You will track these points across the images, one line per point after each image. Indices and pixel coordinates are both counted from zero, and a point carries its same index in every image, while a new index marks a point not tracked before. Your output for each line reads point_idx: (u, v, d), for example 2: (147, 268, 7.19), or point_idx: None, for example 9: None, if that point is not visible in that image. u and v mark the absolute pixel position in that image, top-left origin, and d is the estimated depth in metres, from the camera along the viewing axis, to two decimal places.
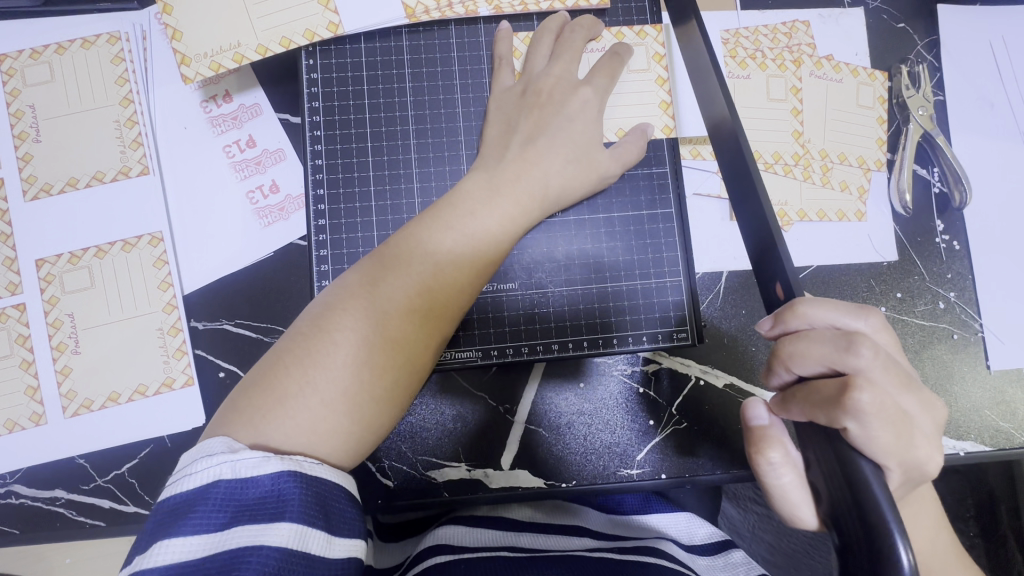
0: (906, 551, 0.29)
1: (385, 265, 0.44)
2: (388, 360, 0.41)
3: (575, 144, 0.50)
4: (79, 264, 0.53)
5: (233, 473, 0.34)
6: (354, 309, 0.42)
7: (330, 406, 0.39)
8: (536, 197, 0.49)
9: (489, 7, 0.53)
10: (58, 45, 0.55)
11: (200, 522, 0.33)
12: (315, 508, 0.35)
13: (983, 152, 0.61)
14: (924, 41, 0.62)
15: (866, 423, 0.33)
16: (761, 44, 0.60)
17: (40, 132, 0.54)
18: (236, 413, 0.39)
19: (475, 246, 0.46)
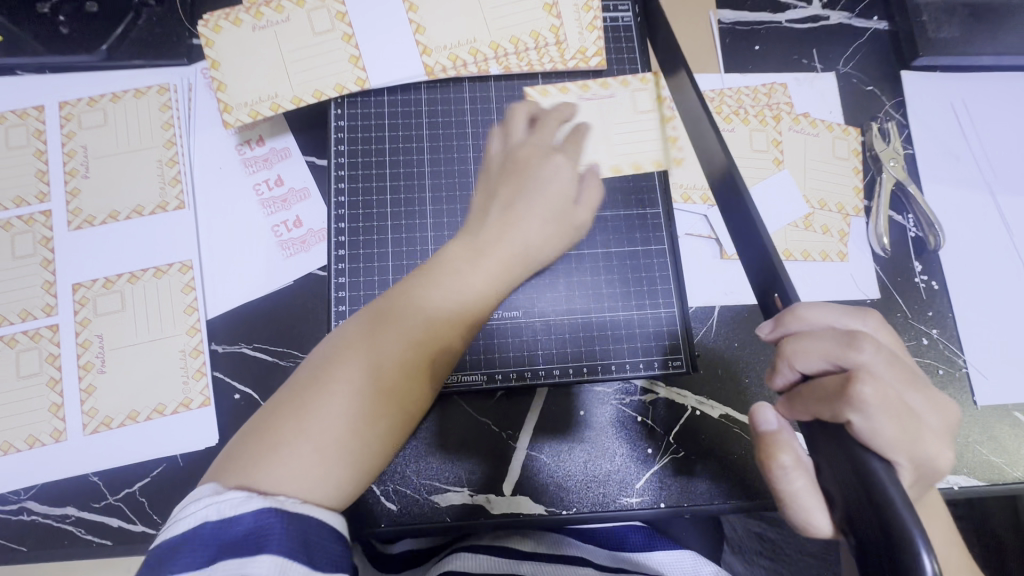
0: (930, 558, 0.25)
1: (381, 316, 0.44)
2: (382, 411, 0.41)
3: (556, 199, 0.50)
4: (112, 288, 0.57)
5: (216, 512, 0.34)
6: (350, 359, 0.41)
7: (323, 458, 0.38)
8: (528, 251, 0.49)
9: (499, 67, 0.59)
10: (114, 95, 0.61)
11: (186, 564, 0.33)
12: (297, 541, 0.34)
13: (953, 199, 0.66)
14: (892, 102, 0.69)
15: (873, 418, 0.30)
16: (744, 98, 0.66)
17: (89, 169, 0.59)
18: (227, 470, 0.37)
19: (473, 297, 0.46)
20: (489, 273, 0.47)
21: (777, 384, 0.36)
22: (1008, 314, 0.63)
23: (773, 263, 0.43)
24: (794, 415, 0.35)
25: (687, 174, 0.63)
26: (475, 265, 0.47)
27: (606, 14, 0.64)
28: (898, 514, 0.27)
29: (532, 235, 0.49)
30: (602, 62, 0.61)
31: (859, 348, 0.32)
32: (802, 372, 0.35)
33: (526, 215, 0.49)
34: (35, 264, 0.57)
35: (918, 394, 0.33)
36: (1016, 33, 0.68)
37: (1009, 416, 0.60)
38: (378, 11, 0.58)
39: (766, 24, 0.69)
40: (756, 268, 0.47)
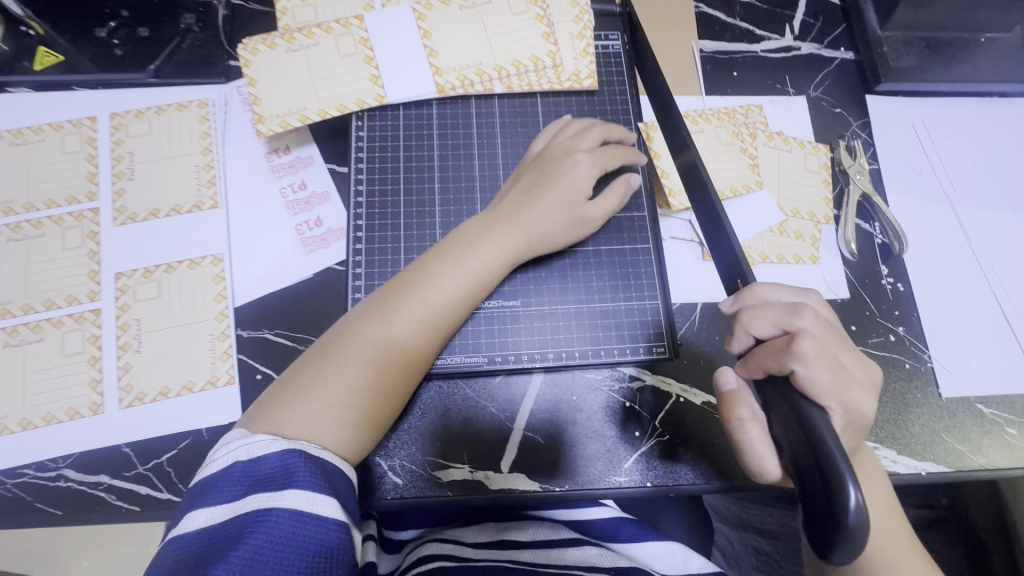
0: (856, 493, 0.32)
1: (391, 294, 0.54)
2: (391, 366, 0.51)
3: (551, 196, 0.58)
4: (151, 278, 0.63)
5: (248, 454, 0.43)
6: (369, 326, 0.52)
7: (340, 403, 0.48)
8: (519, 240, 0.58)
9: (503, 87, 0.67)
10: (158, 107, 0.69)
11: (221, 494, 0.41)
12: (318, 480, 0.43)
13: (916, 210, 0.72)
14: (858, 122, 0.76)
15: (810, 366, 0.38)
16: (719, 129, 0.72)
17: (134, 172, 0.66)
18: (270, 404, 0.48)
19: (467, 281, 0.55)
20: (479, 261, 0.56)
21: (733, 348, 0.42)
22: (970, 314, 0.68)
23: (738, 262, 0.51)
24: (748, 374, 0.41)
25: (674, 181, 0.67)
26: (468, 253, 0.56)
27: (598, 42, 0.71)
28: (835, 462, 0.33)
29: (520, 229, 0.58)
30: (594, 84, 0.68)
31: (801, 316, 0.40)
32: (755, 336, 0.41)
33: (514, 215, 0.58)
34: (82, 255, 0.63)
35: (846, 356, 0.41)
36: (968, 64, 0.76)
37: (973, 408, 0.65)
38: (396, 36, 0.66)
39: (743, 53, 0.77)
40: (725, 263, 0.55)
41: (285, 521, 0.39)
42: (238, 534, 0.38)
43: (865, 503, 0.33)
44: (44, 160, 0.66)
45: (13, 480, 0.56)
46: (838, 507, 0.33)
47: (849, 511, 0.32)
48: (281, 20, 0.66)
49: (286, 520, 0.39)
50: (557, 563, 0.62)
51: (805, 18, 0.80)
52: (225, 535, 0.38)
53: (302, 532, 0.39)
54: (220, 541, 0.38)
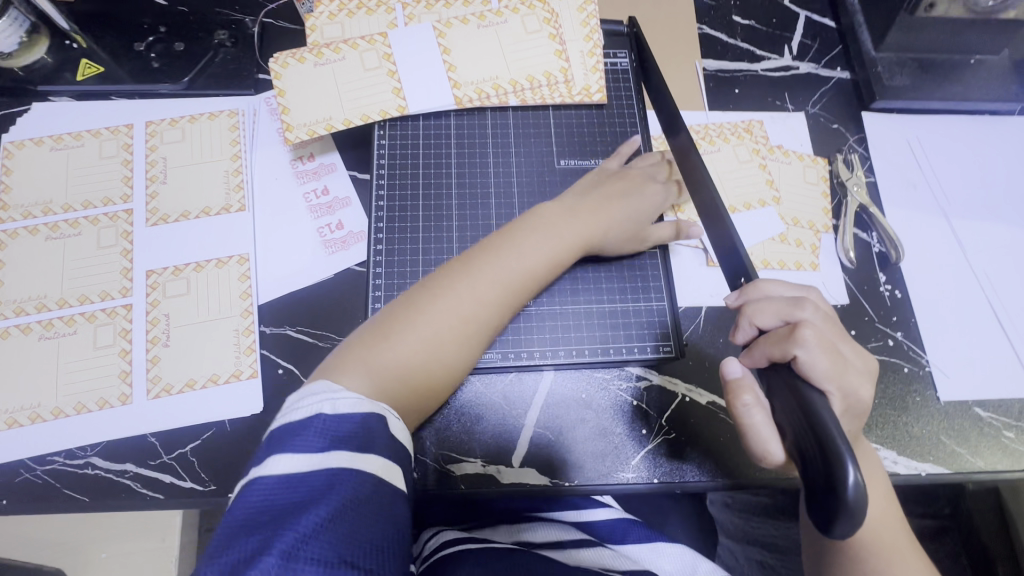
0: (855, 471, 0.35)
1: (457, 272, 0.57)
2: (456, 342, 0.54)
3: (625, 208, 0.64)
4: (180, 275, 0.66)
5: (332, 409, 0.43)
6: (435, 302, 0.54)
7: (405, 370, 0.52)
8: (583, 239, 0.62)
9: (517, 100, 0.71)
10: (191, 116, 0.73)
11: (304, 444, 0.41)
12: (359, 441, 0.43)
13: (912, 220, 0.75)
14: (855, 137, 0.79)
15: (811, 352, 0.41)
16: (739, 147, 0.76)
17: (167, 176, 0.70)
18: (342, 357, 0.51)
19: (528, 270, 0.58)
20: (537, 251, 0.59)
21: (739, 339, 0.45)
22: (965, 320, 0.71)
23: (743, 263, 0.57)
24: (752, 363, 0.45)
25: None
26: (524, 242, 0.59)
27: (607, 59, 0.76)
28: (836, 443, 0.36)
29: (582, 230, 0.62)
30: (603, 98, 0.72)
31: (803, 308, 0.44)
32: (759, 328, 0.45)
33: (583, 214, 0.62)
34: (115, 254, 0.66)
35: (845, 346, 0.44)
36: (959, 84, 0.80)
37: (971, 411, 0.67)
38: (417, 51, 0.70)
39: (745, 71, 0.81)
40: (730, 264, 0.61)
41: (366, 485, 0.41)
42: (323, 488, 0.39)
43: (863, 480, 0.35)
44: (82, 164, 0.70)
45: (42, 467, 0.59)
46: (837, 483, 0.35)
47: (848, 486, 0.34)
48: (311, 37, 0.71)
49: (365, 484, 0.41)
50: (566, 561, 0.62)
51: (803, 39, 0.84)
52: (307, 485, 0.39)
53: (376, 495, 0.41)
54: (304, 491, 0.38)
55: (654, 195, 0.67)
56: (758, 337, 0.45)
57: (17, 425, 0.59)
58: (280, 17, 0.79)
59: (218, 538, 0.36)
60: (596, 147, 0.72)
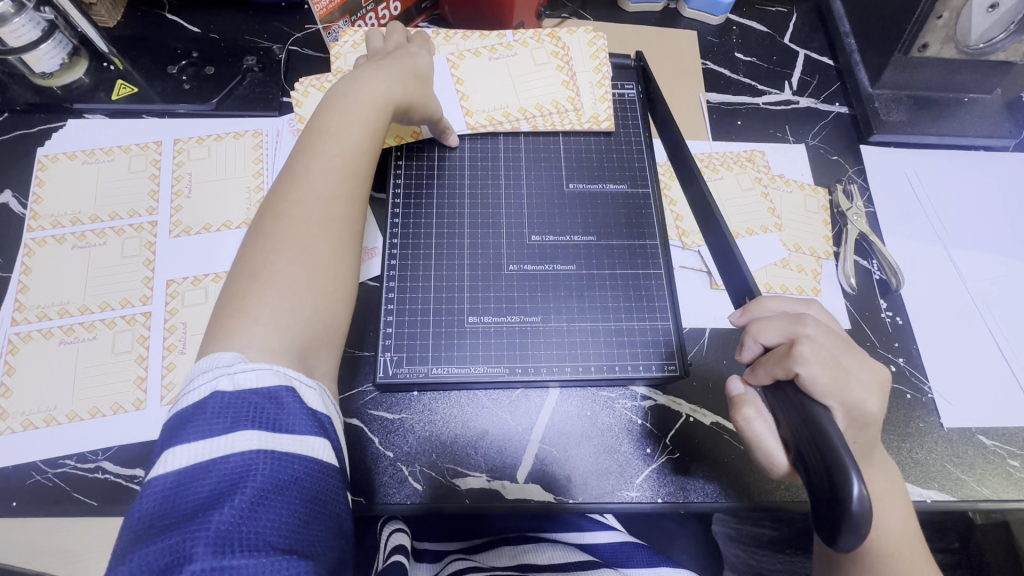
0: (859, 486, 0.35)
1: (288, 181, 0.54)
2: (327, 236, 0.53)
3: (387, 73, 0.63)
4: (199, 285, 0.68)
5: (232, 385, 0.43)
6: (281, 213, 0.53)
7: (297, 290, 0.50)
8: (386, 98, 0.61)
9: (528, 125, 0.74)
10: (217, 135, 0.76)
11: (203, 429, 0.41)
12: (262, 417, 0.42)
13: (911, 250, 0.77)
14: (854, 168, 0.82)
15: (811, 368, 0.41)
16: (741, 175, 0.79)
17: (191, 190, 0.73)
18: (215, 330, 0.48)
19: (355, 148, 0.58)
20: (355, 129, 0.58)
21: (744, 357, 0.46)
22: (967, 348, 0.72)
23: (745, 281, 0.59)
24: (757, 380, 0.46)
25: (688, 222, 0.75)
26: (341, 128, 0.58)
27: (615, 90, 0.79)
28: (841, 459, 0.36)
29: (378, 89, 0.61)
30: (612, 126, 0.75)
31: (804, 324, 0.44)
32: (763, 345, 0.46)
33: (357, 94, 0.60)
34: (138, 263, 0.68)
35: (851, 359, 0.43)
36: (953, 120, 0.83)
37: (975, 439, 0.67)
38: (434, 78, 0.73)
39: (747, 105, 0.85)
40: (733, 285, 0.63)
41: (286, 462, 0.41)
42: (237, 475, 0.39)
43: (868, 494, 0.35)
44: (111, 177, 0.73)
45: (54, 470, 0.59)
46: (842, 496, 0.36)
47: (854, 502, 0.35)
48: (336, 65, 0.75)
49: (284, 462, 0.41)
50: None
51: (802, 76, 0.88)
52: (217, 474, 0.39)
53: (299, 472, 0.41)
54: (215, 482, 0.38)
55: (423, 58, 0.70)
56: (762, 355, 0.46)
57: (32, 427, 0.60)
58: (306, 46, 0.84)
59: (128, 538, 0.36)
60: (605, 172, 0.75)
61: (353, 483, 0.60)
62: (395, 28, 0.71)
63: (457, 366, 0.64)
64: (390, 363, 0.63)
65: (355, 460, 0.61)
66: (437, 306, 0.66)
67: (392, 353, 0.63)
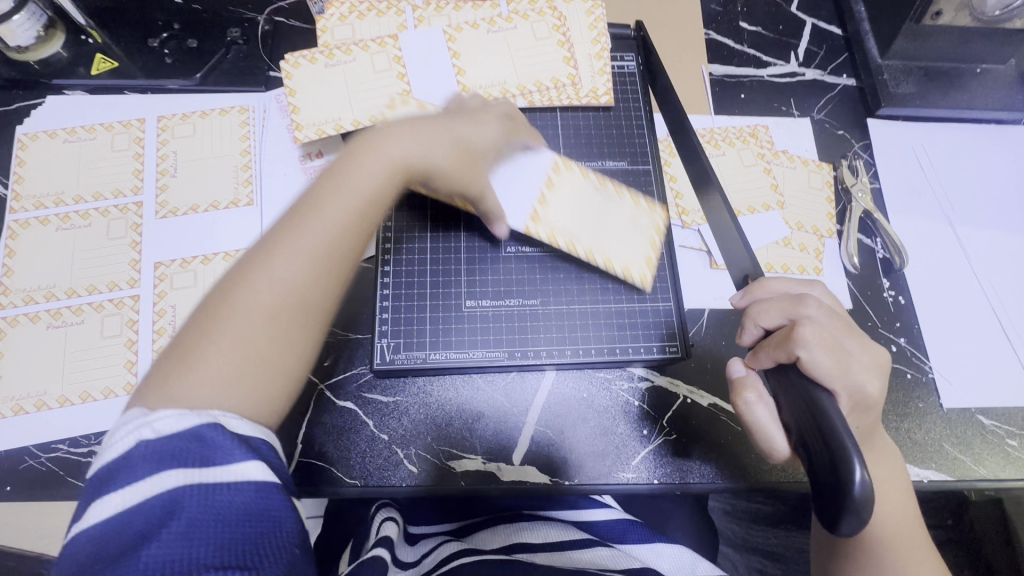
0: (860, 470, 0.35)
1: (283, 228, 0.49)
2: (277, 320, 0.46)
3: (425, 136, 0.57)
4: (187, 268, 0.66)
5: (153, 432, 0.40)
6: (257, 264, 0.47)
7: (234, 371, 0.44)
8: (415, 164, 0.55)
9: (525, 101, 0.71)
10: (202, 112, 0.74)
11: (127, 475, 0.38)
12: (188, 453, 0.39)
13: (916, 228, 0.75)
14: (860, 143, 0.80)
15: (814, 352, 0.40)
16: (743, 151, 0.76)
17: (177, 170, 0.71)
18: (157, 377, 0.43)
19: (359, 205, 0.51)
20: (363, 185, 0.52)
21: (744, 340, 0.45)
22: (970, 328, 0.71)
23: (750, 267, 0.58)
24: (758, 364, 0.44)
25: (688, 201, 0.73)
26: (352, 176, 0.52)
27: (614, 63, 0.76)
28: (843, 445, 0.36)
29: (410, 150, 0.55)
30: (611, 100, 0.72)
31: (806, 305, 0.43)
32: (764, 328, 0.45)
33: (386, 147, 0.54)
34: (125, 245, 0.67)
35: (850, 341, 0.42)
36: (965, 93, 0.80)
37: (974, 419, 0.67)
38: (506, 163, 0.64)
39: (750, 77, 0.82)
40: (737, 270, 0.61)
41: (219, 494, 0.39)
42: (164, 516, 0.37)
43: (870, 479, 0.35)
44: (94, 156, 0.71)
45: (46, 454, 0.59)
46: (844, 482, 0.35)
47: (856, 487, 0.34)
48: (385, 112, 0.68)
49: (216, 494, 0.39)
50: (565, 564, 0.62)
51: (809, 46, 0.85)
52: (144, 517, 0.37)
53: (238, 500, 0.39)
54: (143, 524, 0.36)
55: (487, 130, 0.60)
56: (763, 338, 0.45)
57: (23, 412, 0.60)
58: (292, 17, 0.80)
59: None
60: (603, 149, 0.72)
61: (349, 466, 0.60)
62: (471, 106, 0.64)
63: (456, 351, 0.63)
64: (388, 349, 0.62)
65: (352, 443, 0.61)
66: (432, 289, 0.65)
67: (389, 339, 0.62)
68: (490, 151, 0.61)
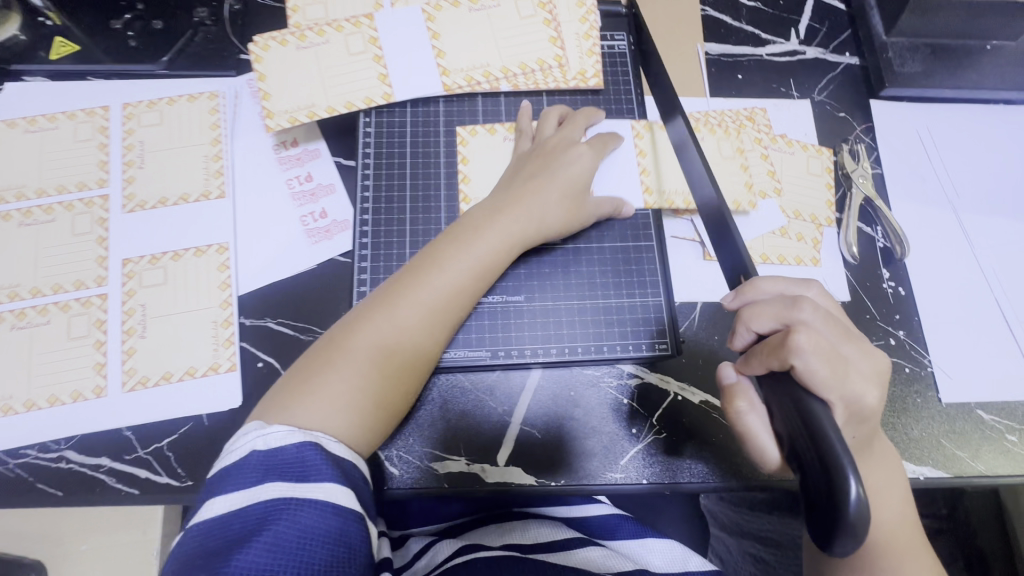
0: (855, 483, 0.33)
1: (405, 279, 0.56)
2: (388, 363, 0.54)
3: (541, 195, 0.60)
4: (157, 264, 0.64)
5: (265, 445, 0.46)
6: (380, 310, 0.55)
7: (345, 403, 0.51)
8: (526, 230, 0.59)
9: (509, 85, 0.67)
10: (170, 98, 0.70)
11: (238, 481, 0.45)
12: (289, 470, 0.45)
13: (918, 216, 0.72)
14: (862, 126, 0.76)
15: (808, 359, 0.38)
16: (737, 136, 0.72)
17: (144, 161, 0.67)
18: (289, 387, 0.52)
19: (473, 271, 0.57)
20: (483, 252, 0.57)
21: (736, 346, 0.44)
22: (972, 320, 0.68)
23: (732, 232, 0.53)
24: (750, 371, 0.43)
25: (673, 179, 0.66)
26: (474, 241, 0.58)
27: (604, 42, 0.72)
28: (837, 456, 0.34)
29: (529, 213, 0.59)
30: (600, 83, 0.68)
31: (800, 308, 0.41)
32: (756, 333, 0.43)
33: (507, 211, 0.59)
34: (91, 241, 0.64)
35: (847, 348, 0.41)
36: (973, 71, 0.76)
37: (973, 414, 0.65)
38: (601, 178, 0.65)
39: (748, 56, 0.78)
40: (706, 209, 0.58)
41: (306, 511, 0.44)
42: (259, 523, 0.42)
43: (865, 494, 0.33)
44: (56, 147, 0.67)
45: (15, 460, 0.57)
46: (839, 497, 0.33)
47: (850, 502, 0.32)
48: (461, 152, 0.66)
49: (300, 511, 0.43)
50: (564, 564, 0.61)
51: (811, 23, 0.80)
52: (244, 520, 0.43)
53: (318, 521, 0.43)
54: (242, 526, 0.42)
55: (582, 166, 0.62)
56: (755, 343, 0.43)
57: None
58: None
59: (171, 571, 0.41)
60: None
61: None
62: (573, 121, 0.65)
63: None
64: None
65: None
66: None
67: None
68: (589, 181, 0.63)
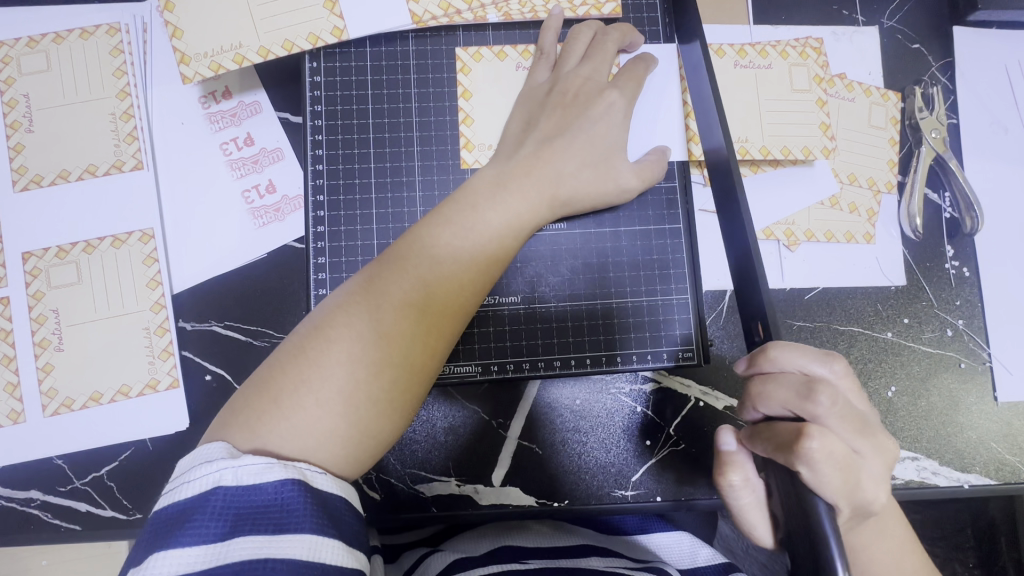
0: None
1: (393, 263, 0.42)
2: (377, 379, 0.39)
3: (567, 150, 0.48)
4: (66, 259, 0.52)
5: (234, 480, 0.32)
6: (363, 305, 0.40)
7: (325, 432, 0.37)
8: (548, 197, 0.47)
9: (498, 14, 0.51)
10: (56, 34, 0.53)
11: (193, 533, 0.30)
12: (267, 519, 0.31)
13: (995, 178, 0.60)
14: (939, 63, 0.61)
15: (818, 470, 0.35)
16: (796, 68, 0.57)
17: (33, 122, 0.53)
18: (244, 412, 0.37)
19: (491, 245, 0.45)
20: (493, 228, 0.45)
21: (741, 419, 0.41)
22: None
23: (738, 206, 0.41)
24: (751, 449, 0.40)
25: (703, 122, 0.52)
26: (492, 206, 0.45)
27: None
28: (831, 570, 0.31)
29: (557, 172, 0.47)
30: (617, 9, 0.52)
31: (817, 401, 0.36)
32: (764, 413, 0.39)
33: (530, 174, 0.47)
34: None
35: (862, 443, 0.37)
36: None
37: None
38: (636, 134, 0.51)
39: None
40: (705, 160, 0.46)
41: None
42: None
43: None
44: None
45: None
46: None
47: None
48: (461, 82, 0.52)
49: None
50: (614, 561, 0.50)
51: None
52: None
53: None
54: None
55: (611, 120, 0.49)
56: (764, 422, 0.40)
57: None
58: None
59: None
60: None
61: None
62: (599, 50, 0.50)
63: None
64: None
65: None
66: None
67: None
68: (620, 138, 0.49)
